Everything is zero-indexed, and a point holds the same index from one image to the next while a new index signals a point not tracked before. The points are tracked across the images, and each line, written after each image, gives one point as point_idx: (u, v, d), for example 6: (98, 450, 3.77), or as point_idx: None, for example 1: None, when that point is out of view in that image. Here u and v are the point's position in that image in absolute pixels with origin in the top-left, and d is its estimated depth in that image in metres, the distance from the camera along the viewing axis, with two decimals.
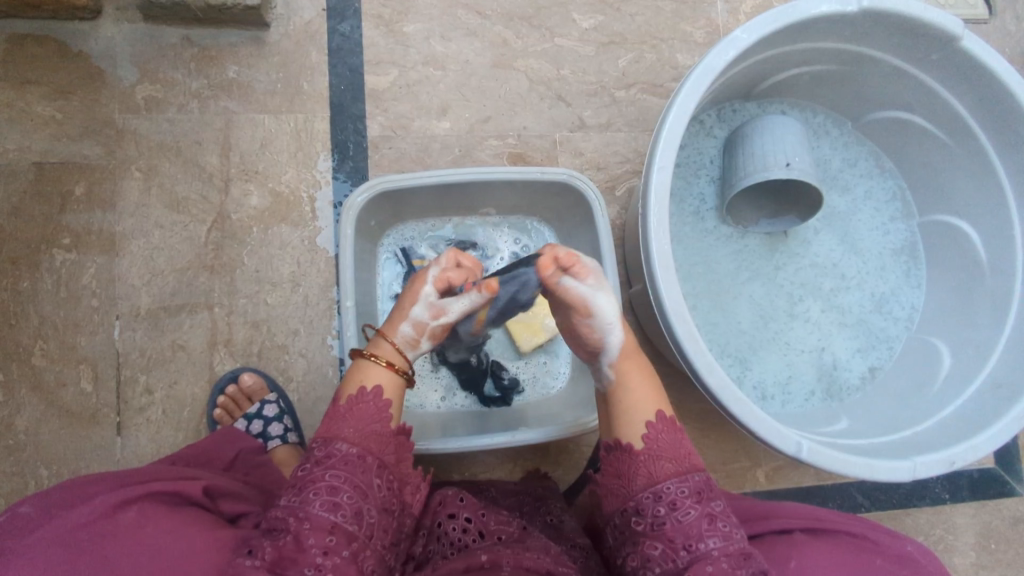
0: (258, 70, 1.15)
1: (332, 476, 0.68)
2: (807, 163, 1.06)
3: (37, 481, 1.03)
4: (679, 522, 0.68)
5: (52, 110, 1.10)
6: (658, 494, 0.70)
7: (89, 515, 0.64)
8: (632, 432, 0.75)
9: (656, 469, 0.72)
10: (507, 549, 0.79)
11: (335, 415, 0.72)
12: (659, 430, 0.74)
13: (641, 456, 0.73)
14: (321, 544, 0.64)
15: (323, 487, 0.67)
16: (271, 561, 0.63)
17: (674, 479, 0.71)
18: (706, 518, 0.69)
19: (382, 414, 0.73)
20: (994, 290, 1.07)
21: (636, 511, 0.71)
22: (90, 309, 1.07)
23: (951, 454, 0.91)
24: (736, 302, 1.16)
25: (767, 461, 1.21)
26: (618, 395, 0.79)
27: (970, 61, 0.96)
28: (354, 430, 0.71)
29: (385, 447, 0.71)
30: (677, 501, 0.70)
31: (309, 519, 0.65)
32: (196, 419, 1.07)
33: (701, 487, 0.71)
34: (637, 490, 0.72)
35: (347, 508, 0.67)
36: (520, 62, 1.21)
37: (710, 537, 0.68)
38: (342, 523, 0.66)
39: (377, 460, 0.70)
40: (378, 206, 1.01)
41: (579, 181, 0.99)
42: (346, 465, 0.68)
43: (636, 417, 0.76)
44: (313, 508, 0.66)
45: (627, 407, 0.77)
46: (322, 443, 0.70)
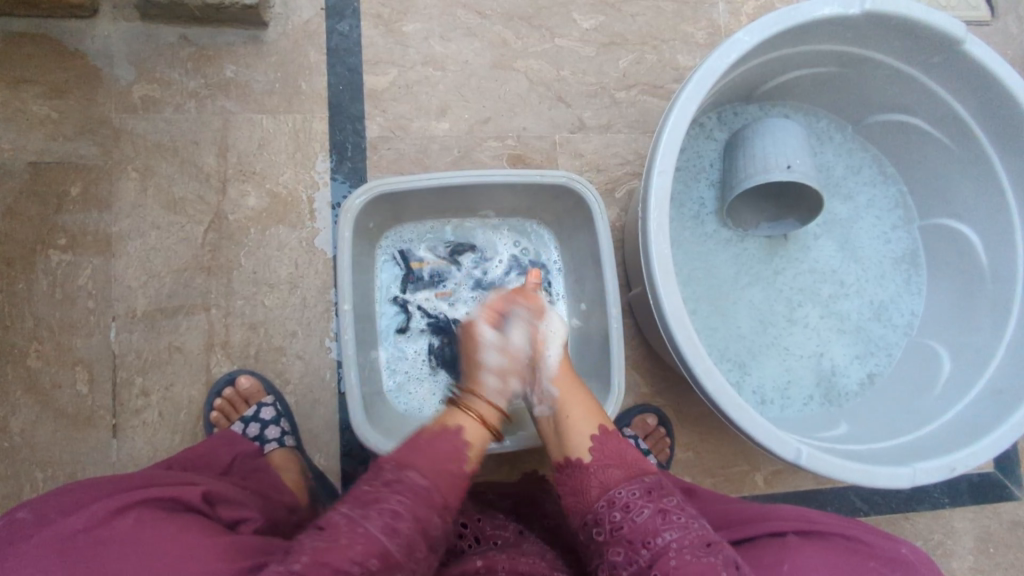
0: (256, 69, 1.14)
1: (397, 501, 0.66)
2: (808, 166, 1.05)
3: (32, 483, 1.02)
4: (636, 522, 0.69)
5: (48, 109, 1.09)
6: (612, 500, 0.72)
7: (87, 521, 0.63)
8: (580, 447, 0.77)
9: (607, 477, 0.74)
10: (502, 555, 0.79)
11: (415, 444, 0.71)
12: (604, 440, 0.77)
13: (592, 467, 0.75)
14: (365, 564, 0.61)
15: (387, 510, 0.65)
16: (305, 568, 0.60)
17: (624, 484, 0.73)
18: (660, 514, 0.70)
19: (458, 455, 0.72)
20: (994, 295, 1.06)
21: (595, 521, 0.73)
22: (86, 310, 1.07)
23: (950, 461, 0.91)
24: (736, 306, 1.15)
25: (766, 465, 1.21)
26: (563, 415, 0.81)
27: (973, 65, 0.95)
28: (429, 461, 0.70)
29: (453, 488, 0.70)
30: (630, 504, 0.71)
31: (366, 540, 0.62)
32: (192, 422, 1.07)
33: (653, 486, 0.73)
34: (592, 500, 0.74)
35: (402, 537, 0.64)
36: (520, 62, 1.21)
37: (667, 530, 0.68)
38: (392, 550, 0.64)
39: (443, 498, 0.69)
40: (376, 208, 1.01)
41: (578, 185, 0.98)
42: (414, 493, 0.67)
43: (582, 432, 0.79)
44: (370, 525, 0.64)
45: (571, 426, 0.79)
46: (393, 467, 0.69)
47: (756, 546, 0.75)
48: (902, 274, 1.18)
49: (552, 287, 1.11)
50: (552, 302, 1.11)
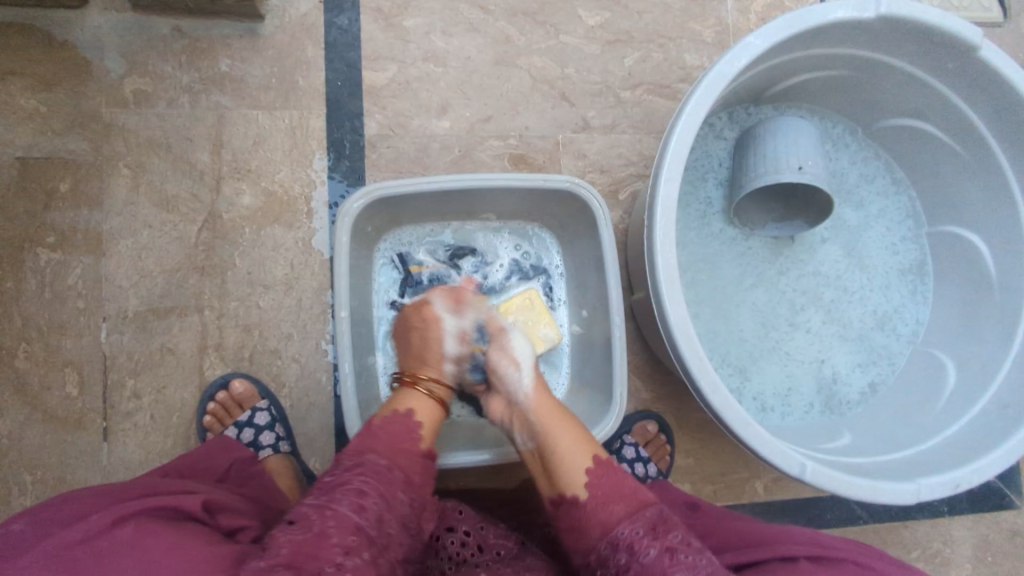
0: (252, 63, 1.11)
1: (360, 481, 0.67)
2: (819, 167, 1.03)
3: (20, 487, 1.00)
4: (642, 564, 0.66)
5: (36, 103, 1.06)
6: (614, 541, 0.69)
7: (85, 532, 0.60)
8: (573, 482, 0.75)
9: (608, 516, 0.71)
10: (507, 569, 0.77)
11: (368, 432, 0.74)
12: (598, 474, 0.74)
13: (590, 506, 0.73)
14: (342, 544, 0.61)
15: (352, 489, 0.66)
16: (287, 557, 0.59)
17: (626, 521, 0.70)
18: (667, 553, 0.67)
19: (411, 432, 0.76)
20: (1002, 306, 1.04)
21: (601, 563, 0.70)
22: (76, 310, 1.04)
23: (955, 476, 0.90)
24: (739, 310, 1.13)
25: (766, 472, 1.19)
26: (551, 446, 0.78)
27: (989, 72, 0.93)
28: (384, 445, 0.72)
29: (413, 465, 0.73)
30: (634, 543, 0.68)
31: (336, 517, 0.63)
32: (185, 425, 1.05)
33: (656, 521, 0.70)
34: (595, 540, 0.71)
35: (371, 513, 0.65)
36: (523, 59, 1.17)
37: (675, 571, 0.65)
38: (365, 526, 0.64)
39: (403, 475, 0.71)
40: (375, 211, 0.98)
41: (583, 190, 0.96)
42: (374, 473, 0.69)
43: (575, 466, 0.76)
44: (340, 506, 0.64)
45: (561, 459, 0.77)
46: (351, 455, 0.71)
47: (769, 568, 0.74)
48: (908, 282, 1.16)
49: (553, 291, 1.09)
50: (552, 307, 1.08)
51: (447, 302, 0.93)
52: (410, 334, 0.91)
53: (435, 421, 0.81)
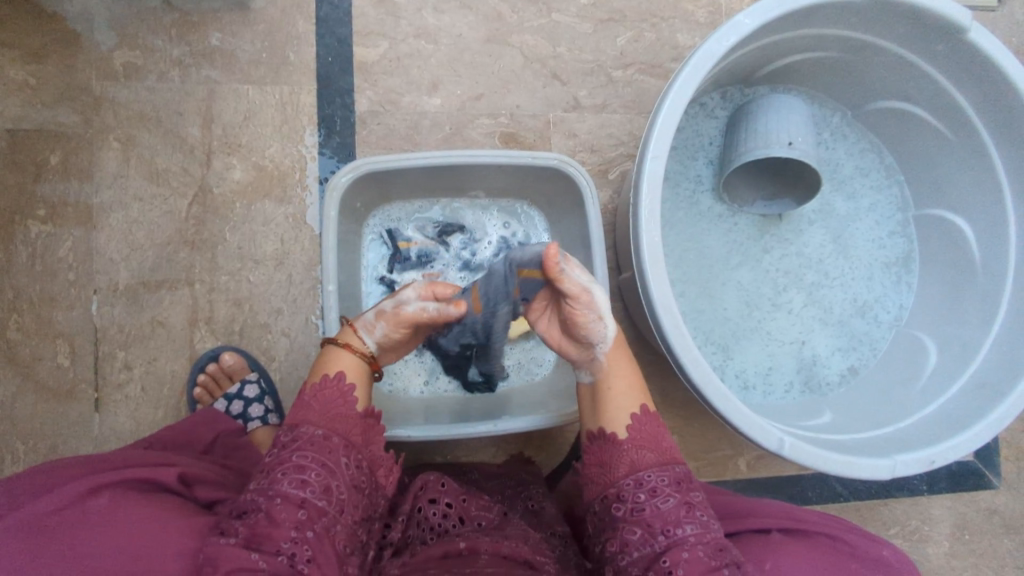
0: (242, 38, 1.10)
1: (299, 456, 0.69)
2: (809, 143, 1.04)
3: (12, 455, 1.02)
4: (659, 508, 0.71)
5: (26, 74, 1.06)
6: (639, 481, 0.73)
7: (59, 502, 0.62)
8: (617, 422, 0.77)
9: (639, 458, 0.75)
10: (485, 537, 0.79)
11: (300, 404, 0.74)
12: (643, 421, 0.77)
13: (625, 444, 0.76)
14: (292, 518, 0.65)
15: (291, 466, 0.68)
16: (245, 537, 0.63)
17: (657, 469, 0.74)
18: (684, 506, 0.71)
19: (344, 396, 0.75)
20: (984, 289, 1.05)
21: (617, 497, 0.73)
22: (67, 283, 1.05)
23: (931, 454, 0.92)
24: (723, 288, 1.15)
25: (749, 450, 1.21)
26: (605, 385, 0.81)
27: (977, 55, 0.93)
28: (317, 414, 0.73)
29: (350, 427, 0.73)
30: (658, 488, 0.72)
31: (280, 496, 0.66)
32: (176, 397, 1.06)
33: (682, 478, 0.74)
34: (619, 477, 0.74)
35: (315, 484, 0.67)
36: (515, 37, 1.17)
37: (688, 523, 0.70)
38: (313, 500, 0.67)
39: (342, 438, 0.72)
40: (363, 187, 0.99)
41: (571, 168, 0.96)
42: (311, 445, 0.69)
43: (623, 408, 0.79)
44: (283, 485, 0.66)
45: (611, 400, 0.80)
46: (287, 430, 0.72)
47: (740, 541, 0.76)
48: (893, 269, 1.17)
49: None
50: None
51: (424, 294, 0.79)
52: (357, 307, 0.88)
53: (363, 380, 0.79)
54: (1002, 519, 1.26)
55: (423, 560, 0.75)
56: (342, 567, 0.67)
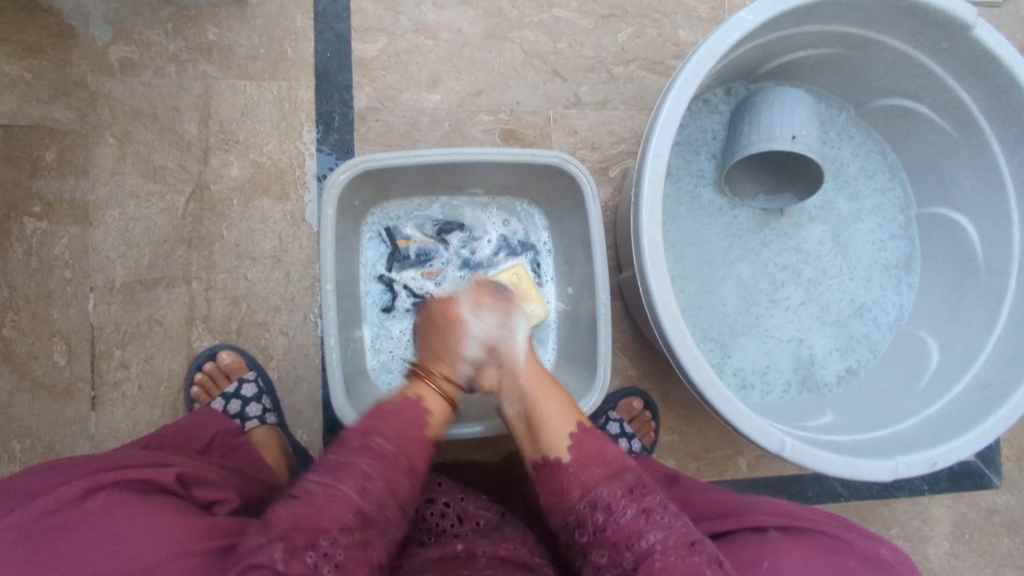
0: (239, 33, 1.09)
1: (365, 463, 0.69)
2: (813, 138, 1.03)
3: (9, 453, 1.02)
4: (618, 524, 0.69)
5: (21, 69, 1.05)
6: (594, 501, 0.71)
7: (55, 503, 0.61)
8: (557, 444, 0.76)
9: (588, 477, 0.73)
10: (483, 538, 0.78)
11: (379, 413, 0.76)
12: (581, 439, 0.77)
13: (571, 468, 0.75)
14: (340, 520, 0.64)
15: (355, 471, 0.68)
16: (285, 530, 0.61)
17: (606, 483, 0.72)
18: (642, 514, 0.69)
19: (418, 421, 0.77)
20: (987, 289, 1.05)
21: (578, 523, 0.72)
22: (63, 281, 1.04)
23: (933, 454, 0.91)
24: (723, 285, 1.14)
25: (749, 450, 1.21)
26: (535, 409, 0.80)
27: (982, 51, 0.92)
28: (393, 429, 0.74)
29: (418, 451, 0.74)
30: (613, 505, 0.70)
31: (337, 496, 0.65)
32: (173, 395, 1.05)
33: (634, 484, 0.72)
34: (574, 503, 0.73)
35: (373, 494, 0.67)
36: (515, 33, 1.16)
37: (650, 532, 0.67)
38: (366, 508, 0.66)
39: (408, 461, 0.73)
40: (361, 184, 0.98)
41: (571, 166, 0.95)
42: (380, 456, 0.70)
43: (560, 429, 0.78)
44: (343, 486, 0.66)
45: (545, 425, 0.78)
46: (358, 435, 0.72)
47: (737, 539, 0.76)
48: (893, 272, 1.16)
49: (540, 267, 1.09)
50: (540, 283, 1.09)
51: (471, 303, 0.88)
52: (431, 334, 0.88)
53: (445, 417, 0.81)
54: (1003, 519, 1.26)
55: (420, 564, 0.75)
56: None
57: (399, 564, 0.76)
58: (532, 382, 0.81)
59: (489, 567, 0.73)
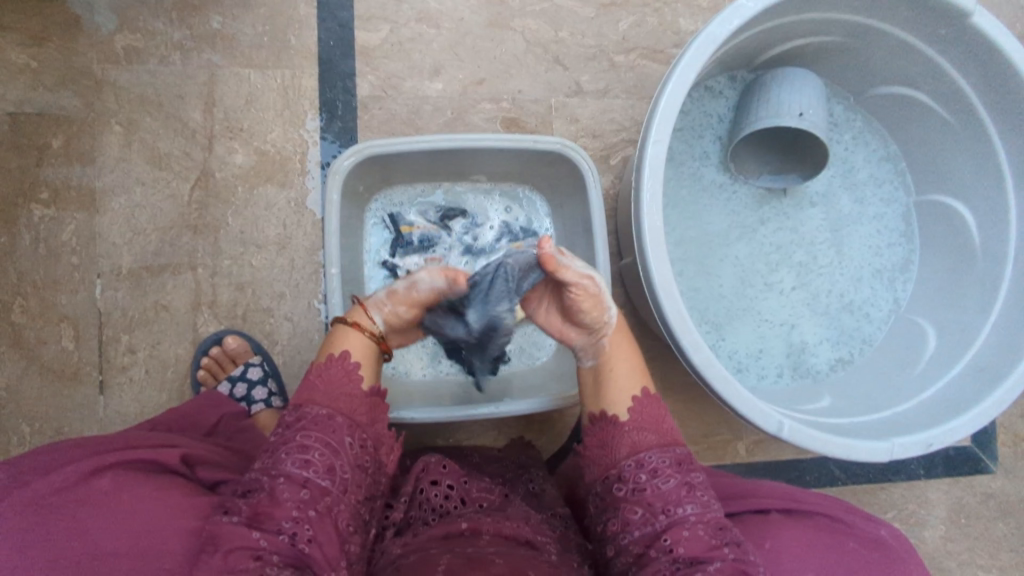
0: (244, 22, 1.10)
1: (303, 436, 0.69)
2: (820, 116, 1.05)
3: (19, 437, 1.03)
4: (660, 488, 0.72)
5: (27, 57, 1.06)
6: (640, 461, 0.74)
7: (64, 481, 0.62)
8: (618, 403, 0.78)
9: (641, 439, 0.75)
10: (487, 517, 0.80)
11: (306, 380, 0.75)
12: (644, 404, 0.78)
13: (627, 427, 0.76)
14: (295, 499, 0.65)
15: (295, 446, 0.69)
16: (248, 516, 0.64)
17: (658, 449, 0.74)
18: (685, 486, 0.72)
19: (349, 376, 0.75)
20: (984, 274, 1.06)
21: (619, 477, 0.74)
22: (70, 267, 1.05)
23: (928, 437, 0.92)
24: (721, 266, 1.15)
25: (748, 434, 1.22)
26: (608, 367, 0.82)
27: (980, 39, 0.93)
28: (323, 395, 0.73)
29: (355, 407, 0.74)
30: (659, 469, 0.73)
31: (283, 475, 0.67)
32: (180, 379, 1.07)
33: (683, 458, 0.74)
34: (620, 458, 0.75)
35: (317, 465, 0.68)
36: (517, 21, 1.17)
37: (688, 503, 0.71)
38: (315, 481, 0.67)
39: (347, 418, 0.72)
40: (366, 171, 0.99)
41: (572, 152, 0.96)
42: (314, 425, 0.70)
43: (623, 390, 0.80)
44: (285, 465, 0.67)
45: (613, 382, 0.80)
46: (292, 410, 0.73)
47: (740, 521, 0.78)
48: (887, 273, 1.17)
49: None
50: None
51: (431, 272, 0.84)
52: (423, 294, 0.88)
53: (370, 357, 0.79)
54: (999, 503, 1.28)
55: (425, 542, 0.76)
56: (346, 545, 0.68)
57: (404, 542, 0.78)
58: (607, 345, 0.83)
59: (493, 545, 0.75)
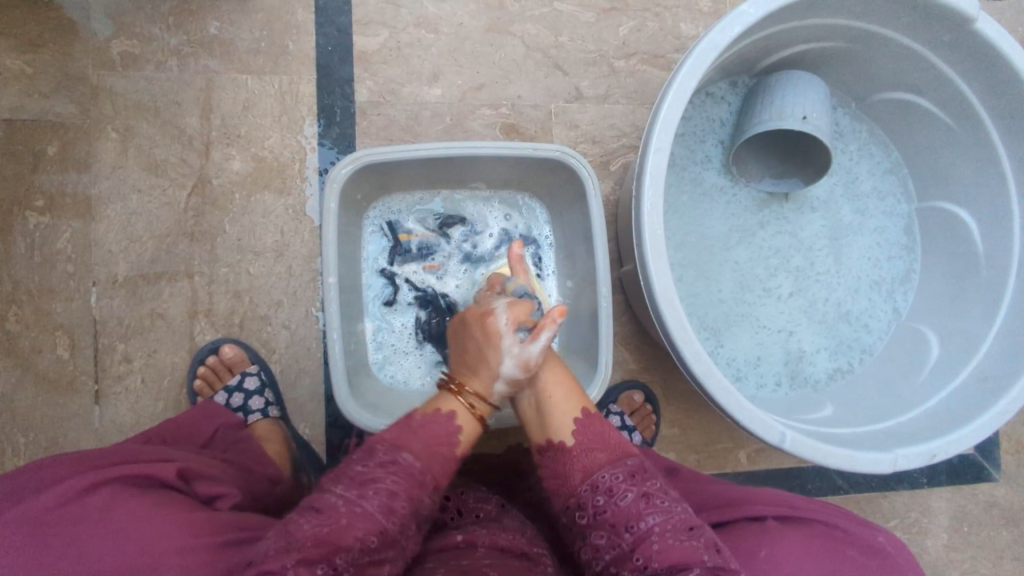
0: (241, 27, 1.09)
1: (392, 482, 0.68)
2: (823, 121, 1.03)
3: (14, 447, 1.02)
4: (618, 506, 0.70)
5: (22, 64, 1.05)
6: (596, 484, 0.72)
7: (60, 497, 0.61)
8: (562, 428, 0.77)
9: (591, 461, 0.74)
10: (483, 529, 0.79)
11: (409, 425, 0.73)
12: (585, 424, 0.77)
13: (574, 452, 0.75)
14: (361, 542, 0.63)
15: (383, 489, 0.67)
16: (306, 549, 0.60)
17: (610, 467, 0.73)
18: (643, 498, 0.70)
19: (449, 438, 0.74)
20: (987, 281, 1.05)
21: (579, 505, 0.73)
22: (66, 275, 1.05)
23: (931, 447, 0.91)
24: (721, 272, 1.14)
25: (750, 443, 1.21)
26: (543, 394, 0.80)
27: (984, 46, 0.92)
28: (422, 445, 0.72)
29: (444, 467, 0.73)
30: (614, 487, 0.71)
31: (363, 516, 0.64)
32: (176, 389, 1.06)
33: (636, 470, 0.73)
34: (576, 484, 0.73)
35: (398, 517, 0.67)
36: (516, 26, 1.16)
37: (650, 515, 0.69)
38: (388, 529, 0.66)
39: (434, 477, 0.72)
40: (364, 178, 0.98)
41: (572, 159, 0.95)
42: (407, 475, 0.69)
43: (564, 414, 0.78)
44: (369, 506, 0.65)
45: (552, 407, 0.79)
46: (387, 448, 0.71)
47: (735, 530, 0.76)
48: (888, 280, 1.16)
49: (542, 261, 1.09)
50: (541, 277, 1.09)
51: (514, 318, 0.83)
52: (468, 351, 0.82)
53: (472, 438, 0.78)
54: (1002, 512, 1.27)
55: (422, 555, 0.75)
56: None
57: None
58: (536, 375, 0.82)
59: (488, 556, 0.73)
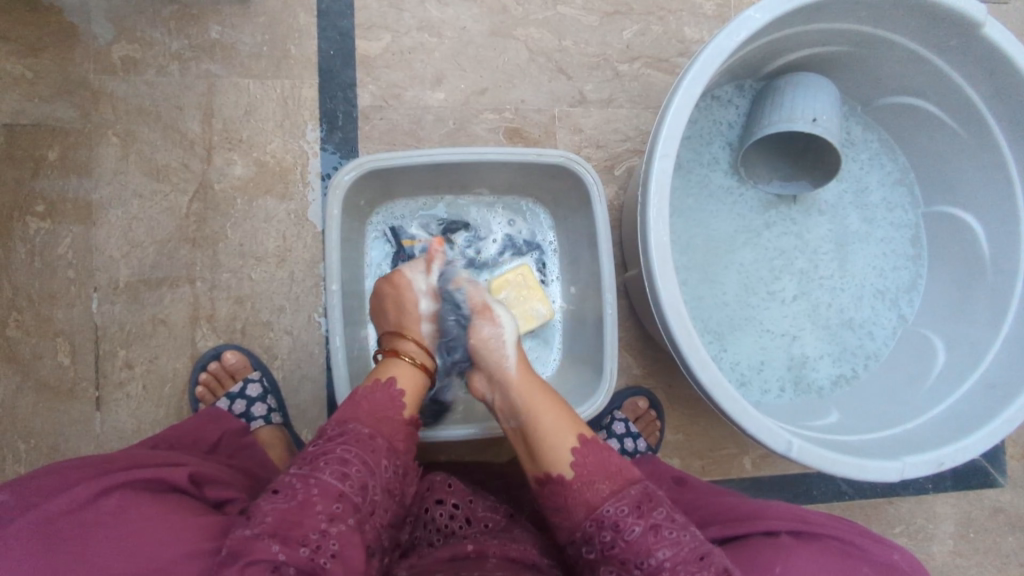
0: (243, 31, 1.08)
1: (343, 450, 0.69)
2: (833, 122, 1.02)
3: (14, 454, 1.01)
4: (627, 542, 0.69)
5: (23, 68, 1.04)
6: (600, 519, 0.71)
7: (70, 504, 0.60)
8: (558, 461, 0.75)
9: (592, 493, 0.72)
10: (493, 539, 0.78)
11: (350, 401, 0.76)
12: (583, 455, 0.74)
13: (576, 486, 0.73)
14: (326, 511, 0.64)
15: (335, 458, 0.68)
16: (272, 526, 0.61)
17: (612, 500, 0.71)
18: (651, 530, 0.69)
19: (394, 401, 0.77)
20: (994, 287, 1.04)
21: (585, 539, 0.72)
22: (67, 281, 1.04)
23: (940, 456, 0.91)
24: (726, 277, 1.13)
25: (754, 449, 1.20)
26: (535, 427, 0.78)
27: (991, 51, 0.91)
28: (365, 414, 0.74)
29: (394, 431, 0.75)
30: (620, 522, 0.70)
31: (318, 485, 0.65)
32: (178, 395, 1.05)
33: (641, 499, 0.71)
34: (580, 519, 0.72)
35: (354, 480, 0.68)
36: (520, 30, 1.15)
37: (659, 549, 0.68)
38: (349, 494, 0.67)
39: (386, 442, 0.73)
40: (367, 184, 0.97)
41: (577, 165, 0.95)
42: (357, 442, 0.71)
43: (560, 447, 0.76)
44: (323, 476, 0.66)
45: (545, 441, 0.77)
46: (333, 425, 0.73)
47: (748, 545, 0.76)
48: (894, 286, 1.16)
49: (546, 267, 1.09)
50: (545, 282, 1.08)
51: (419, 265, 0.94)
52: (387, 308, 0.91)
53: (418, 388, 0.82)
54: (1008, 518, 1.26)
55: (430, 563, 0.75)
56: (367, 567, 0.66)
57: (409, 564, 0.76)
58: (528, 412, 0.80)
59: (500, 569, 0.73)
